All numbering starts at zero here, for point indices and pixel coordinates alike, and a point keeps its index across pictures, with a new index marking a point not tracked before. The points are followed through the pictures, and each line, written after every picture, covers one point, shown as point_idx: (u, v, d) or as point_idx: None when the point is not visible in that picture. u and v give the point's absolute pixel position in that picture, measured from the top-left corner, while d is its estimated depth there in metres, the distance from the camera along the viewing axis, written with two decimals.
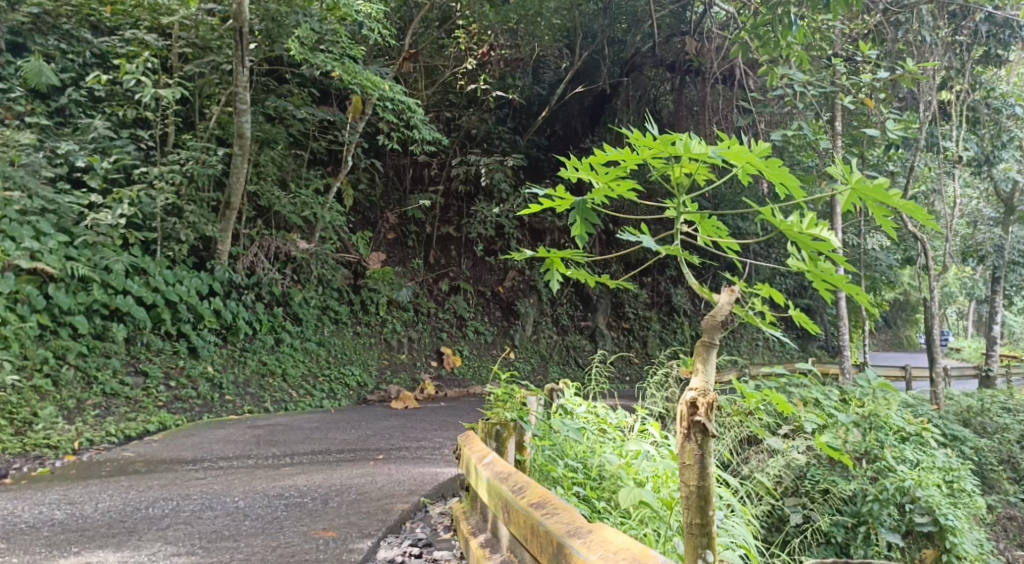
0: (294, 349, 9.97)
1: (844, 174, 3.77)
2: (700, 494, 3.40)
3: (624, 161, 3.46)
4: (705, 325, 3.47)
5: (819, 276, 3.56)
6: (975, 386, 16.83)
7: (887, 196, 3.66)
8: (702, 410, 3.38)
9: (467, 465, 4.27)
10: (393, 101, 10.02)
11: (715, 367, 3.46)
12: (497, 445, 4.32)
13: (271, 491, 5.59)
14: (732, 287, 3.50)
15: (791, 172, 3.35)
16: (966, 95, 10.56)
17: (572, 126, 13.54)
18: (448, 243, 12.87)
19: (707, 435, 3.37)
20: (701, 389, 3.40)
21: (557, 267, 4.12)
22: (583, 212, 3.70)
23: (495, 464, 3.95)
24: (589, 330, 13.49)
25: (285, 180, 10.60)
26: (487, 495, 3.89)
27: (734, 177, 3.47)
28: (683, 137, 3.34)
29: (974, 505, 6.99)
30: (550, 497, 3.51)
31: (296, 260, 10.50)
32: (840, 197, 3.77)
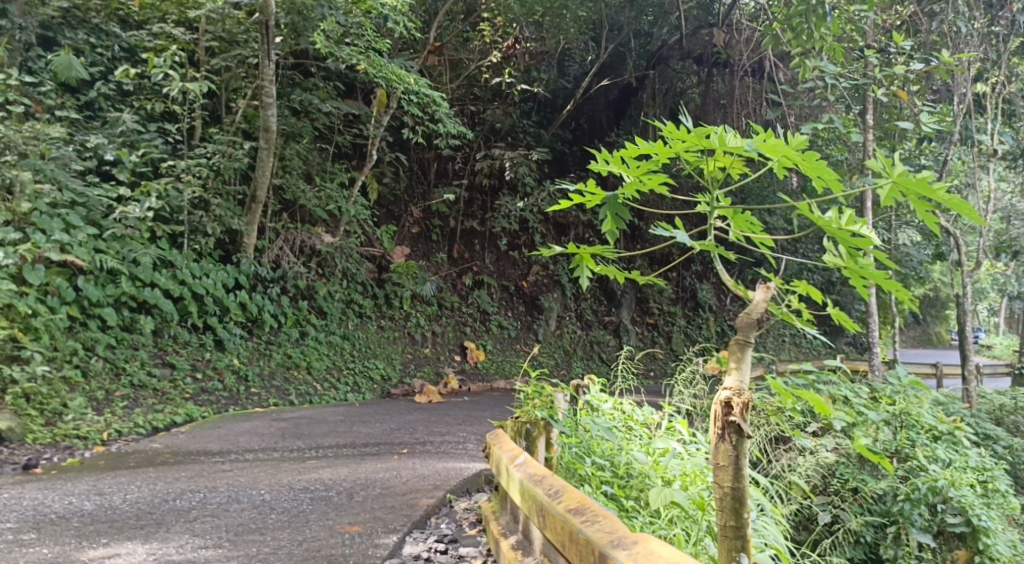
0: (319, 342, 10.00)
1: (884, 168, 3.68)
2: (734, 495, 3.34)
3: (657, 155, 3.39)
4: (740, 323, 3.40)
5: (859, 273, 3.47)
6: (1006, 384, 16.55)
7: (930, 190, 3.56)
8: (736, 410, 3.31)
9: (498, 465, 4.23)
10: (419, 94, 10.00)
11: (750, 366, 3.40)
12: (526, 444, 4.30)
13: (296, 485, 5.60)
14: (768, 284, 3.43)
15: (829, 166, 3.26)
16: (1002, 87, 10.35)
17: (598, 120, 13.51)
18: (472, 237, 12.84)
19: (743, 435, 3.31)
20: (736, 389, 3.34)
21: (586, 263, 4.05)
22: (614, 208, 3.61)
23: (528, 466, 3.91)
24: (614, 326, 13.41)
25: (310, 174, 10.65)
26: (520, 498, 3.84)
27: (769, 171, 3.38)
28: (718, 130, 3.26)
29: (1008, 506, 6.86)
30: (588, 502, 3.45)
31: (321, 254, 10.55)
32: (881, 191, 3.68)
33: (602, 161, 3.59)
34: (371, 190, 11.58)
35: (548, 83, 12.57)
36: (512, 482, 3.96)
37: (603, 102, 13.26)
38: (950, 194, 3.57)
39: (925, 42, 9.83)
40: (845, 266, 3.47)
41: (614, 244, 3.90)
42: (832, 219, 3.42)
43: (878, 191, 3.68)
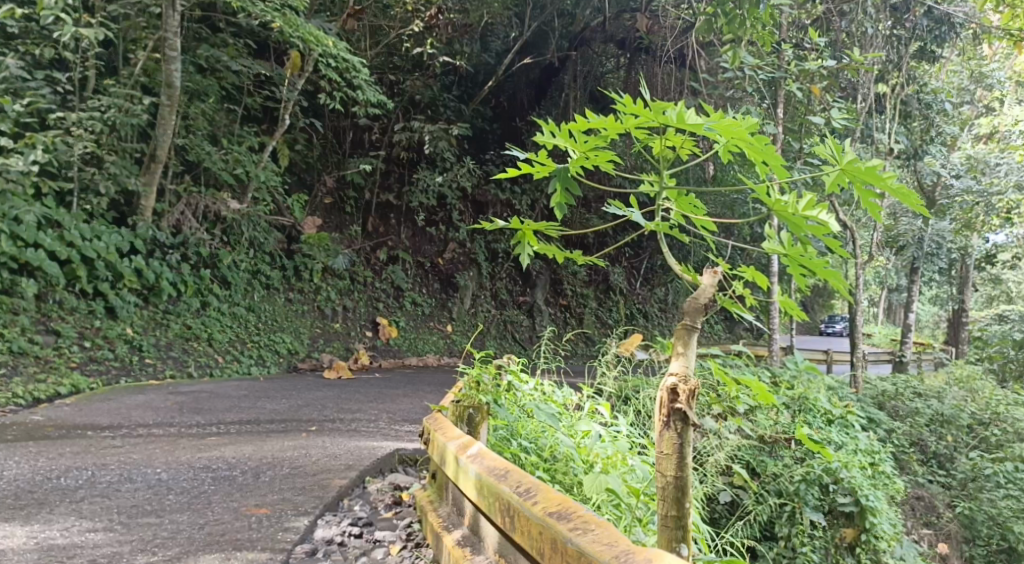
0: (221, 314, 9.61)
1: (833, 155, 3.66)
2: (677, 485, 3.31)
3: (607, 129, 3.29)
4: (687, 307, 3.35)
5: (804, 260, 3.45)
6: (888, 371, 17.44)
7: (879, 178, 3.53)
8: (682, 397, 3.28)
9: (444, 454, 3.98)
10: (336, 58, 9.72)
11: (695, 351, 3.36)
12: (468, 429, 4.19)
13: (197, 463, 5.32)
14: (715, 268, 3.38)
15: (776, 151, 3.20)
16: (901, 89, 10.79)
17: (518, 98, 13.44)
18: (388, 211, 12.56)
19: (687, 423, 3.28)
20: (681, 375, 3.31)
21: (529, 240, 3.88)
22: (564, 181, 3.51)
23: (486, 461, 3.63)
24: (528, 306, 13.37)
25: (216, 135, 10.16)
26: (478, 494, 3.57)
27: (719, 153, 3.32)
28: (675, 105, 3.16)
29: (893, 487, 7.18)
30: (568, 504, 3.22)
31: (226, 220, 10.10)
32: (828, 178, 3.64)
33: (549, 130, 3.45)
34: (281, 156, 11.13)
35: (470, 57, 12.26)
36: (468, 477, 3.66)
37: (523, 80, 13.13)
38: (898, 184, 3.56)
39: (838, 38, 10.07)
40: (786, 252, 3.46)
41: (559, 222, 3.79)
42: (784, 203, 3.37)
43: (826, 178, 3.64)
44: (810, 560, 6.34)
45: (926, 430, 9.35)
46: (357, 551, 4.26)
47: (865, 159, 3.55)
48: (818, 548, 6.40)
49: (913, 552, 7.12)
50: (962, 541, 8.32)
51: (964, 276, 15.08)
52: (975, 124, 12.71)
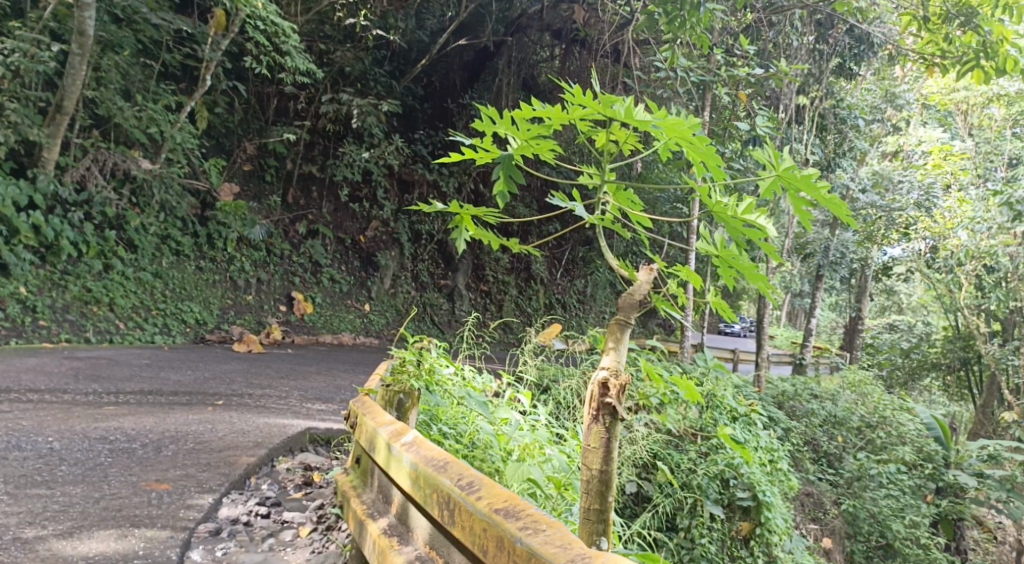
0: (126, 278, 9.20)
1: (771, 161, 3.71)
2: (601, 478, 3.31)
3: (552, 120, 3.24)
4: (622, 302, 3.37)
5: (734, 260, 3.48)
6: (788, 372, 18.12)
7: (812, 187, 3.59)
8: (613, 392, 3.28)
9: (371, 438, 3.72)
10: (265, 21, 9.43)
11: (627, 346, 3.39)
12: (397, 414, 4.00)
13: (93, 433, 5.07)
14: (652, 266, 3.43)
15: (716, 153, 3.25)
16: (819, 102, 11.15)
17: (450, 80, 13.38)
18: (310, 183, 12.25)
19: (616, 418, 3.28)
20: (613, 369, 3.32)
21: (466, 226, 3.79)
22: (508, 170, 3.42)
23: (421, 450, 3.38)
24: (448, 290, 13.21)
25: (129, 90, 9.69)
26: (412, 484, 3.34)
27: (659, 150, 3.35)
28: (623, 100, 3.14)
29: (787, 484, 7.47)
30: (515, 499, 3.05)
31: (136, 180, 9.64)
32: (763, 183, 3.68)
33: (492, 116, 3.34)
34: (200, 118, 10.69)
35: (404, 33, 12.03)
36: (401, 465, 3.42)
37: (456, 62, 12.98)
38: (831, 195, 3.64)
39: (766, 48, 10.31)
40: (718, 254, 3.51)
41: (498, 208, 3.72)
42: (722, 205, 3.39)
43: (761, 183, 3.68)
44: (707, 552, 6.50)
45: (819, 430, 9.73)
46: (264, 531, 4.15)
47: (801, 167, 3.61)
48: (716, 540, 6.58)
49: (802, 546, 7.44)
50: (845, 537, 8.63)
51: (863, 286, 15.77)
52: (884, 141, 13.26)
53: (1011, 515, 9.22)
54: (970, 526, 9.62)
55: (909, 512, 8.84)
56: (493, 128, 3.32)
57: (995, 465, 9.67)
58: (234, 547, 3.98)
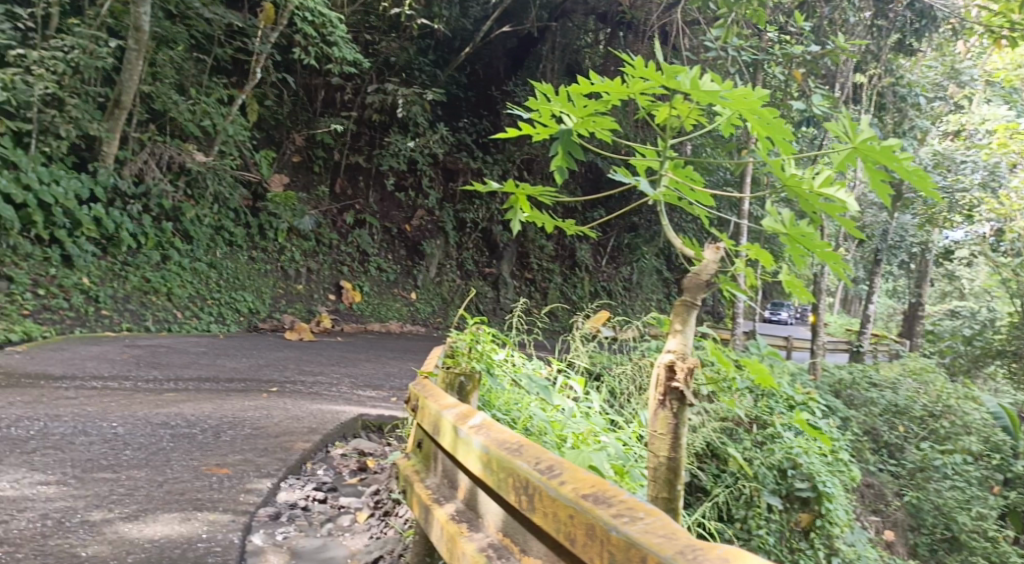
0: (182, 269, 9.36)
1: (846, 132, 3.43)
2: (669, 466, 3.24)
3: (609, 94, 3.16)
4: (688, 283, 3.28)
5: (804, 239, 3.27)
6: (845, 359, 17.72)
7: (893, 159, 3.28)
8: (680, 375, 3.23)
9: (437, 422, 3.37)
10: (312, 12, 9.50)
11: (692, 329, 3.31)
12: (462, 399, 3.70)
13: (154, 418, 5.15)
14: (718, 244, 3.26)
15: (784, 125, 3.05)
16: (878, 80, 10.82)
17: (494, 67, 13.32)
18: (357, 173, 12.29)
19: (684, 402, 3.21)
20: (679, 352, 3.26)
21: (521, 205, 3.73)
22: (566, 145, 3.34)
23: (493, 433, 2.97)
24: (494, 278, 13.16)
25: (184, 85, 9.84)
26: (486, 470, 2.92)
27: (721, 126, 3.25)
28: (689, 71, 2.96)
29: (849, 475, 7.24)
30: (604, 485, 2.58)
31: (190, 173, 9.80)
32: (838, 156, 3.41)
33: (546, 93, 3.27)
34: (251, 110, 10.82)
35: (449, 21, 11.99)
36: (471, 451, 3.02)
37: (501, 49, 12.91)
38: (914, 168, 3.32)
39: (821, 25, 10.01)
40: (787, 232, 3.29)
41: (554, 187, 3.63)
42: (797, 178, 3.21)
43: (835, 156, 3.41)
44: (765, 543, 6.30)
45: (878, 419, 9.46)
46: (322, 516, 4.17)
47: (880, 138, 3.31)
48: (773, 531, 6.41)
49: (862, 537, 7.25)
50: (907, 529, 8.35)
51: (922, 271, 15.31)
52: (944, 120, 12.84)
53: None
54: None
55: (975, 504, 8.54)
56: (546, 105, 3.25)
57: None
58: (293, 531, 3.99)
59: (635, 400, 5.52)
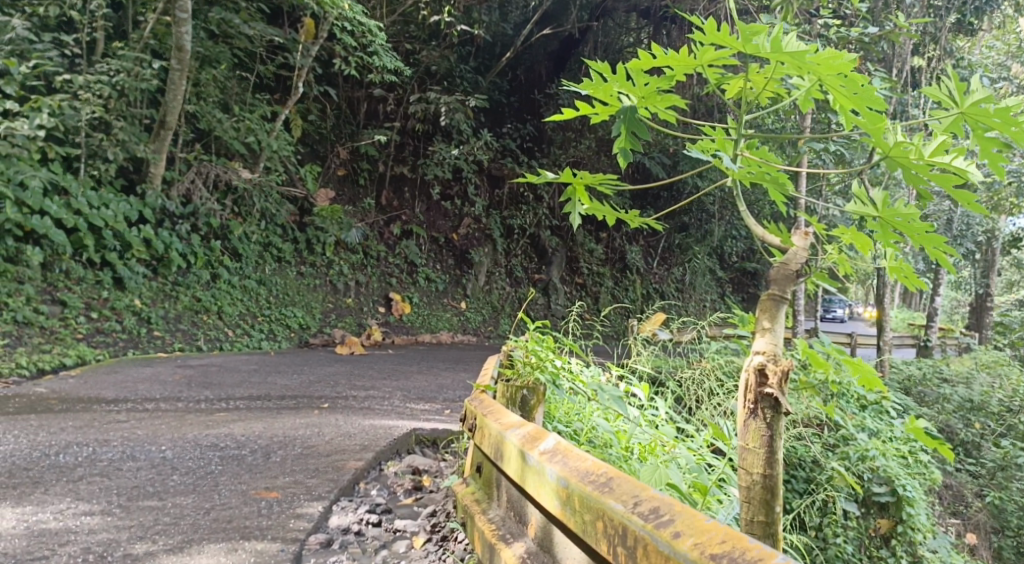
0: (232, 286, 9.33)
1: (950, 96, 2.94)
2: (764, 484, 2.86)
3: (676, 67, 2.90)
4: (776, 275, 2.92)
5: (901, 221, 2.94)
6: (911, 355, 17.04)
7: (1013, 122, 2.78)
8: (773, 380, 2.84)
9: (499, 445, 3.10)
10: (352, 23, 9.42)
11: (783, 326, 2.92)
12: (523, 414, 3.54)
13: (204, 441, 5.03)
14: (806, 229, 2.96)
15: (877, 92, 2.75)
16: (938, 63, 10.32)
17: (536, 71, 13.09)
18: (402, 184, 12.18)
19: (780, 412, 2.84)
20: (769, 353, 2.88)
21: (580, 197, 3.46)
22: (631, 124, 3.06)
23: (570, 462, 2.68)
24: (543, 284, 12.92)
25: (227, 103, 9.83)
26: (570, 510, 2.61)
27: (800, 98, 2.98)
28: (770, 31, 2.70)
29: (931, 478, 6.80)
30: (735, 540, 2.29)
31: (237, 190, 9.79)
32: (942, 124, 2.93)
33: (602, 72, 3.02)
34: (295, 126, 10.78)
35: (489, 26, 11.83)
36: (544, 482, 2.73)
37: (542, 52, 12.69)
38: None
39: (877, 5, 9.54)
40: (880, 215, 2.98)
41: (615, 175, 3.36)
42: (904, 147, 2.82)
43: (939, 124, 2.92)
44: (843, 552, 5.85)
45: (954, 417, 8.90)
46: (376, 541, 3.95)
47: (993, 99, 2.82)
48: (854, 539, 5.99)
49: (947, 544, 6.81)
50: (991, 531, 7.79)
51: (988, 260, 14.63)
52: None
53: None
54: None
55: None
56: (604, 85, 3.01)
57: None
58: (346, 559, 3.78)
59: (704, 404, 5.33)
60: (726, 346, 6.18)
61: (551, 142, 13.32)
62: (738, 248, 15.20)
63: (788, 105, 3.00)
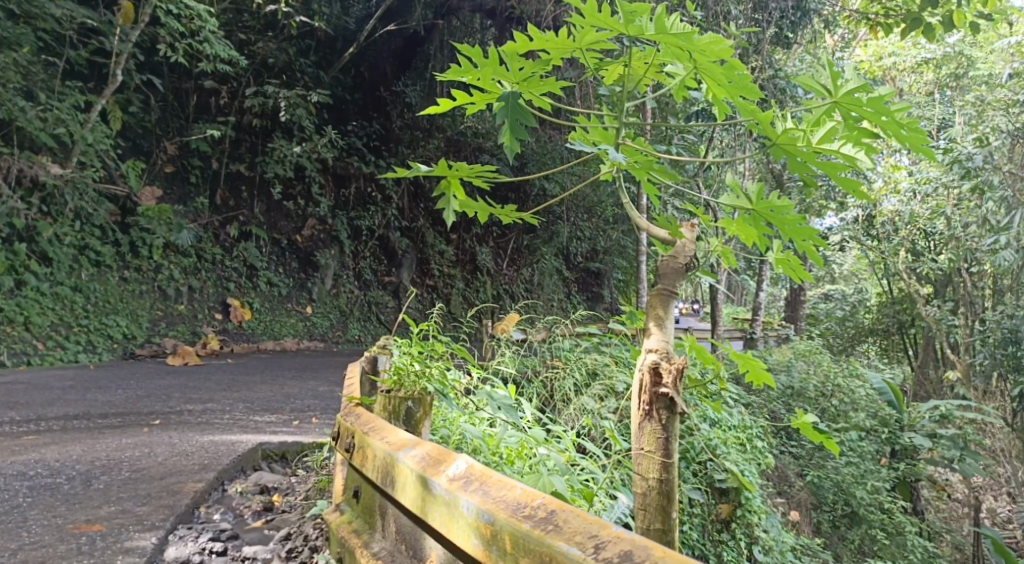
0: (41, 294, 8.59)
1: (824, 84, 3.05)
2: (661, 489, 2.98)
3: (552, 51, 2.95)
4: (665, 268, 3.06)
5: (774, 212, 3.10)
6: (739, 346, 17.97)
7: (884, 111, 2.94)
8: (668, 379, 2.96)
9: (395, 471, 2.85)
10: (177, 6, 9.03)
11: (672, 323, 3.08)
12: (406, 425, 3.33)
13: (9, 469, 4.44)
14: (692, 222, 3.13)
15: (749, 84, 2.88)
16: (760, 72, 10.89)
17: (380, 69, 12.66)
18: (239, 183, 11.49)
19: (674, 412, 2.98)
20: (661, 351, 3.01)
21: (455, 191, 3.42)
22: (512, 112, 3.02)
23: (492, 490, 2.52)
24: (392, 286, 12.63)
25: (32, 91, 8.90)
26: (505, 555, 2.41)
27: (680, 85, 3.13)
28: (649, 13, 2.78)
29: (765, 463, 7.13)
30: None
31: (45, 187, 8.92)
32: (817, 112, 3.06)
33: (472, 59, 3.00)
34: (114, 118, 9.93)
35: (329, 20, 11.43)
36: (464, 519, 2.53)
37: (386, 49, 12.38)
38: (907, 119, 3.04)
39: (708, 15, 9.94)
40: (754, 206, 3.13)
41: (487, 168, 3.35)
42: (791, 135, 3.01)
43: (814, 114, 3.05)
44: (688, 539, 6.02)
45: None
46: None
47: (865, 89, 2.97)
48: (699, 525, 6.10)
49: (781, 525, 7.16)
50: (810, 508, 7.93)
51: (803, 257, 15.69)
52: None
53: (961, 473, 9.04)
54: (925, 487, 9.33)
55: (870, 477, 8.20)
56: (478, 70, 2.99)
57: (947, 425, 9.47)
58: None
59: (566, 406, 5.31)
60: (579, 344, 6.17)
61: (400, 141, 12.93)
62: (583, 248, 15.25)
63: (663, 94, 3.12)
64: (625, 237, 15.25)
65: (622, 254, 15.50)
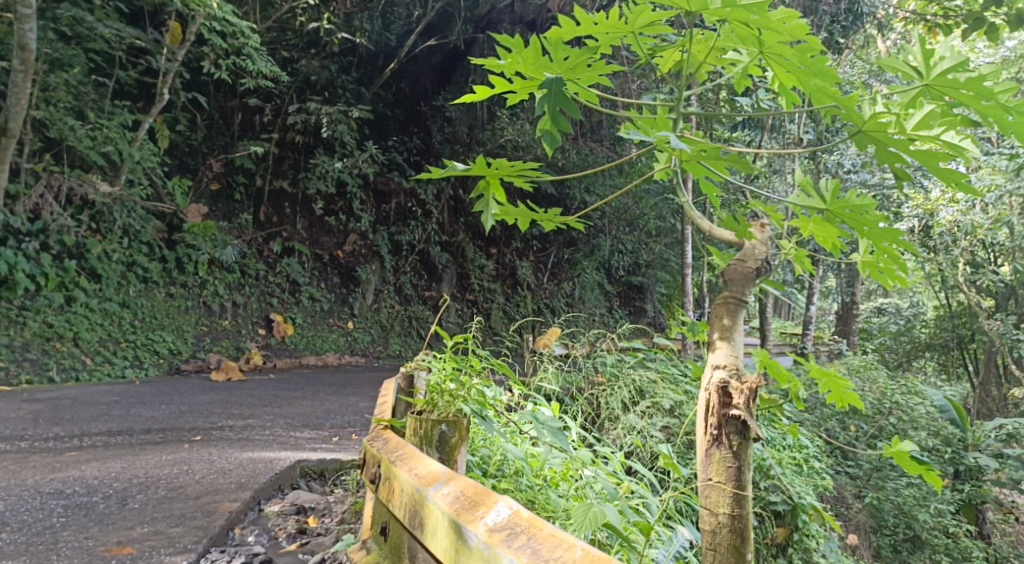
0: (90, 310, 8.64)
1: (914, 66, 2.87)
2: (733, 527, 2.75)
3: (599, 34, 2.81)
4: (735, 273, 2.85)
5: (854, 211, 2.90)
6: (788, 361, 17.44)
7: (985, 94, 2.74)
8: (740, 400, 2.74)
9: (430, 513, 2.64)
10: (221, 23, 9.00)
11: (741, 334, 2.85)
12: (441, 455, 3.14)
13: (46, 488, 4.37)
14: (763, 222, 2.91)
15: (824, 67, 2.73)
16: None
17: (421, 85, 12.62)
18: (282, 199, 11.49)
19: (747, 439, 2.75)
20: (730, 368, 2.80)
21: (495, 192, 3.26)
22: (555, 99, 2.80)
23: (541, 547, 2.31)
24: (433, 301, 12.54)
25: (82, 111, 9.03)
26: None
27: (747, 73, 2.98)
28: None
29: (821, 484, 6.79)
30: None
31: (94, 205, 9.01)
32: (906, 96, 2.89)
33: (514, 47, 2.86)
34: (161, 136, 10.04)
35: (371, 36, 11.41)
36: None
37: (427, 64, 12.32)
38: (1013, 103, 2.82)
39: None
40: (829, 206, 2.93)
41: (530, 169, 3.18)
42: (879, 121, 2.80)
43: (903, 98, 2.87)
44: None
45: None
46: None
47: (962, 68, 2.79)
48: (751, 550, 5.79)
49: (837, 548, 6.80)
50: (869, 531, 7.53)
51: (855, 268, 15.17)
52: None
53: None
54: (990, 508, 8.86)
55: (931, 499, 7.79)
56: (520, 58, 2.84)
57: (1013, 446, 8.95)
58: None
59: (612, 425, 5.09)
60: (624, 360, 5.93)
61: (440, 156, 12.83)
62: (626, 262, 14.98)
63: (724, 81, 3.00)
64: (668, 250, 14.92)
65: (665, 268, 15.12)
